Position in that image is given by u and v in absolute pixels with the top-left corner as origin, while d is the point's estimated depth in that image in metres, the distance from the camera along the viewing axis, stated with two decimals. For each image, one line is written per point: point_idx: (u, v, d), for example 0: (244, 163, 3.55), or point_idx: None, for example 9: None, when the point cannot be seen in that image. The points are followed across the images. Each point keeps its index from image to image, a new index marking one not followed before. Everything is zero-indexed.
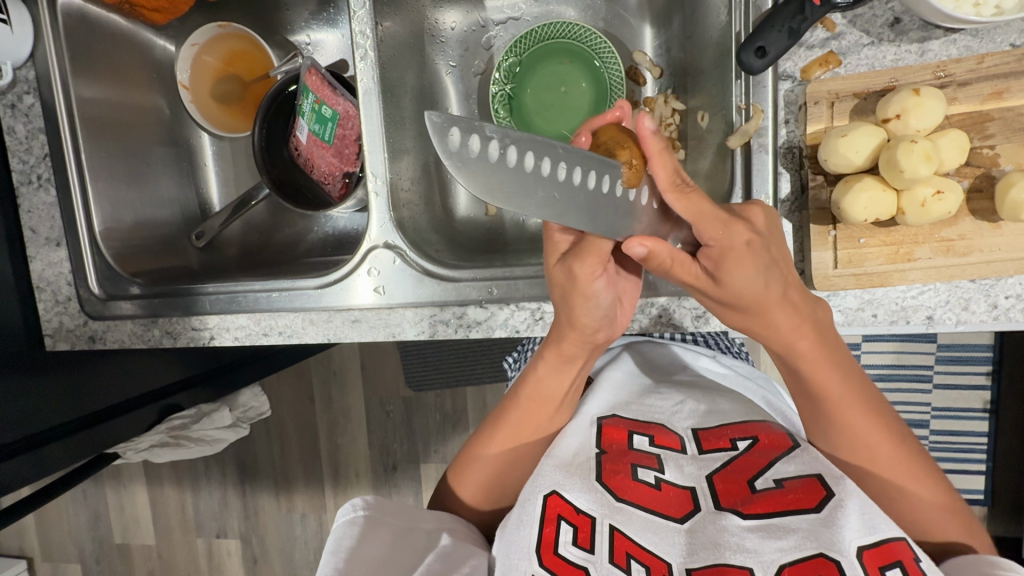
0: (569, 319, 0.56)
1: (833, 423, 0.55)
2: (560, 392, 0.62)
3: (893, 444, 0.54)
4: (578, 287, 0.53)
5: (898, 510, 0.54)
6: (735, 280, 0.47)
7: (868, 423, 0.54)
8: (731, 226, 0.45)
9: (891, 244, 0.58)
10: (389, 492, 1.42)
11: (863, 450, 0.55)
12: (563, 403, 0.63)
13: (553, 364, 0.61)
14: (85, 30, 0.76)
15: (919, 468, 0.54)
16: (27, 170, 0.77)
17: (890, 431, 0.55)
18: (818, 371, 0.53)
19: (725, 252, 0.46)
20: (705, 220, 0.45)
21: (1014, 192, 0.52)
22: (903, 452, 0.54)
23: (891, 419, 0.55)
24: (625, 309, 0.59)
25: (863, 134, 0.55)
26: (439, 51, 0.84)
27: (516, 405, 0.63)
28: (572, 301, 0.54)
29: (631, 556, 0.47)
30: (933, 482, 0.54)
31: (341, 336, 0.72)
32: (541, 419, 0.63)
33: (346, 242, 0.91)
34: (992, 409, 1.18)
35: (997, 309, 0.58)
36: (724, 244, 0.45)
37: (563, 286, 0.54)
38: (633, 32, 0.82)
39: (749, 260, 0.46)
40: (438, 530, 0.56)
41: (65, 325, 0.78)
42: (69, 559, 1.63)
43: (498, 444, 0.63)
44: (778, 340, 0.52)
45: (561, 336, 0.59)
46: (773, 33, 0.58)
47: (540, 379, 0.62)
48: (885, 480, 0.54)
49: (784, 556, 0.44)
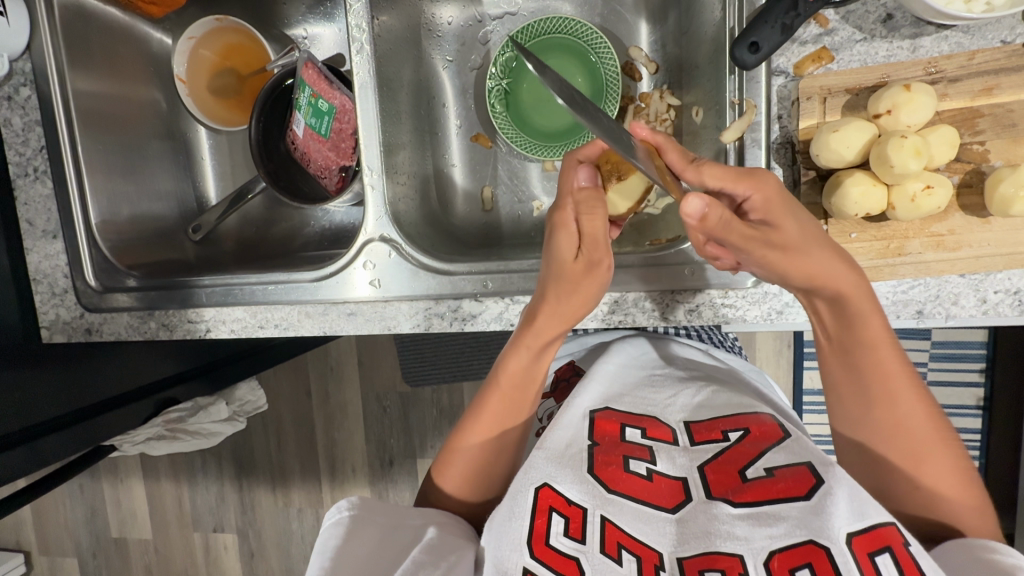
0: (567, 306, 0.60)
1: (866, 379, 0.56)
2: (539, 375, 0.65)
3: (923, 410, 0.54)
4: (592, 274, 0.59)
5: (903, 480, 0.54)
6: (787, 221, 0.52)
7: (905, 388, 0.55)
8: (762, 175, 0.53)
9: (882, 239, 0.58)
10: (387, 487, 1.42)
11: (891, 411, 0.55)
12: (540, 383, 0.66)
13: (534, 352, 0.63)
14: (82, 22, 0.77)
15: (940, 443, 0.54)
16: (24, 162, 0.77)
17: (922, 396, 0.55)
18: (862, 323, 0.55)
19: (768, 198, 0.52)
20: (731, 181, 0.53)
21: (1002, 187, 0.53)
22: (931, 420, 0.54)
23: (924, 388, 0.55)
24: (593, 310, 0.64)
25: (853, 129, 0.56)
26: (435, 46, 0.85)
27: (498, 394, 0.64)
28: (579, 287, 0.60)
29: (622, 546, 0.48)
30: (960, 468, 0.53)
31: (337, 329, 0.73)
32: (524, 402, 0.65)
33: (343, 236, 0.91)
34: (985, 405, 1.19)
35: (986, 304, 0.58)
36: (764, 191, 0.52)
37: (573, 281, 0.60)
38: (628, 28, 0.82)
39: (785, 200, 0.53)
40: (425, 525, 0.56)
41: (61, 317, 0.78)
42: (66, 554, 1.63)
43: (489, 430, 0.63)
44: (828, 285, 0.53)
45: (553, 324, 0.61)
46: (765, 29, 0.58)
47: (521, 366, 0.63)
48: (905, 448, 0.54)
49: (774, 544, 0.44)
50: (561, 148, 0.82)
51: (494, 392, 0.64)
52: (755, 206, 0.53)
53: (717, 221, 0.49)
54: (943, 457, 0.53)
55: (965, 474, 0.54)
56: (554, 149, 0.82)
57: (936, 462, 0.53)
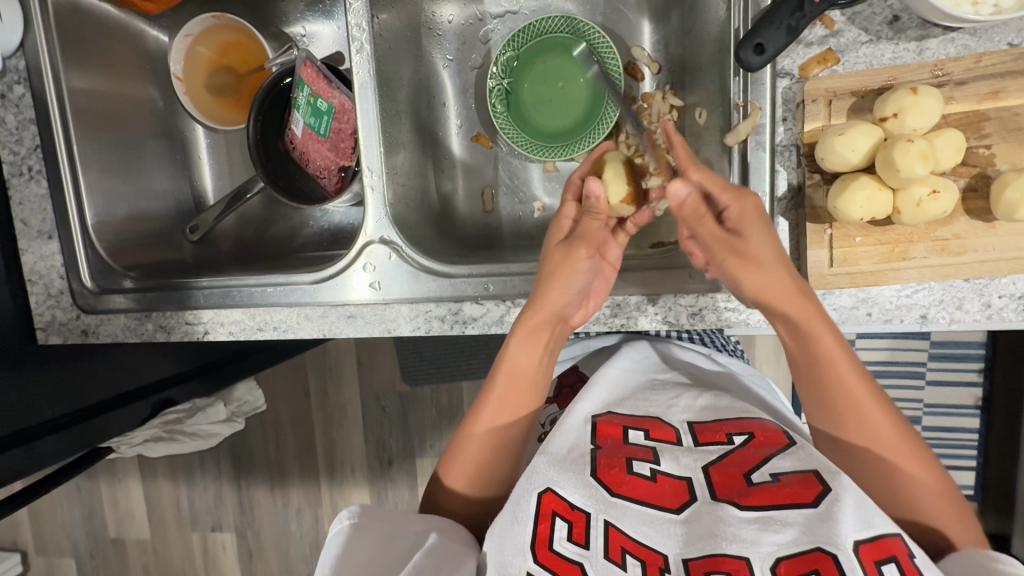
0: (543, 292, 0.62)
1: (829, 393, 0.56)
2: (532, 368, 0.64)
3: (887, 418, 0.55)
4: (567, 260, 0.62)
5: (885, 491, 0.54)
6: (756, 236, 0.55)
7: (870, 403, 0.55)
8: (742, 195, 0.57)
9: (887, 243, 0.58)
10: (385, 487, 1.42)
11: (860, 424, 0.55)
12: (537, 382, 0.65)
13: (524, 342, 0.63)
14: (77, 20, 0.76)
15: (911, 447, 0.55)
16: (18, 161, 0.76)
17: (883, 404, 0.56)
18: (821, 338, 0.55)
19: (743, 210, 0.56)
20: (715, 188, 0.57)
21: (1008, 192, 0.53)
22: (896, 427, 0.55)
23: (881, 390, 0.56)
24: (588, 307, 0.64)
25: (859, 133, 0.55)
26: (436, 45, 0.84)
27: (493, 386, 0.64)
28: (557, 273, 0.62)
29: (626, 551, 0.47)
30: (935, 473, 0.54)
31: (336, 332, 0.72)
32: (519, 399, 0.64)
33: (342, 237, 0.91)
34: (983, 405, 1.18)
35: (990, 308, 0.58)
36: (739, 205, 0.56)
37: (555, 265, 0.63)
38: (631, 27, 0.82)
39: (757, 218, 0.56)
40: (427, 530, 0.56)
41: (57, 319, 0.77)
42: (63, 553, 1.63)
43: (483, 426, 0.63)
44: (783, 301, 0.55)
45: (531, 311, 0.62)
46: (771, 30, 0.58)
47: (514, 356, 0.63)
48: (878, 456, 0.55)
49: (781, 550, 0.44)
50: (564, 149, 0.81)
51: (489, 385, 0.65)
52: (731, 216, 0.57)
53: (692, 211, 0.58)
54: (916, 465, 0.54)
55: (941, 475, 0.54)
56: (556, 149, 0.81)
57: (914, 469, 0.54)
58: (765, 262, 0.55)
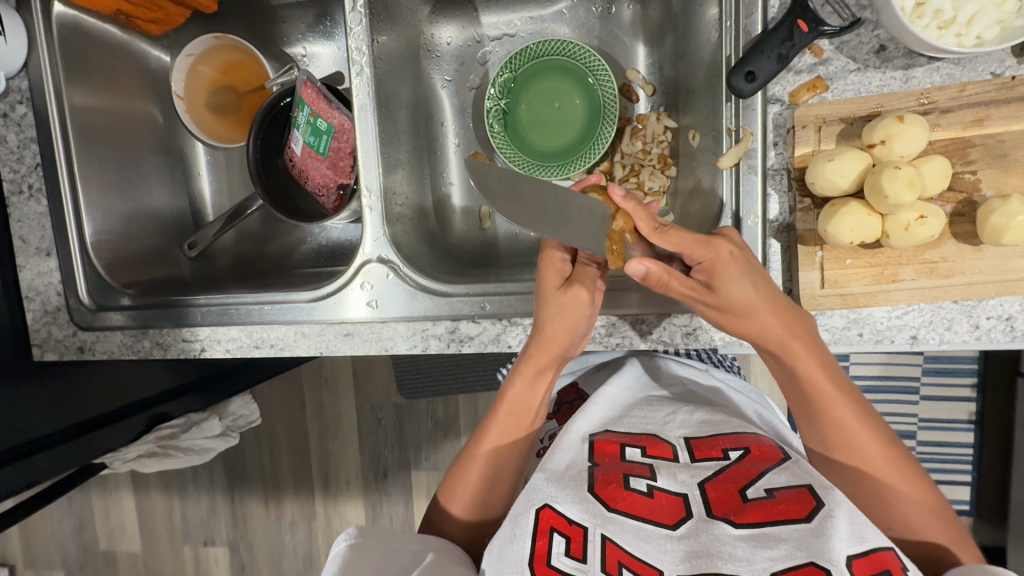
0: (547, 331, 0.62)
1: (822, 420, 0.57)
2: (535, 405, 0.65)
3: (880, 444, 0.56)
4: (567, 301, 0.61)
5: (882, 514, 0.55)
6: (729, 288, 0.54)
7: (858, 422, 0.56)
8: (712, 243, 0.55)
9: (876, 265, 0.59)
10: (379, 499, 1.41)
11: (849, 444, 0.56)
12: (537, 417, 0.66)
13: (528, 379, 0.64)
14: (80, 40, 0.77)
15: (906, 468, 0.55)
16: (18, 179, 0.76)
17: (871, 422, 0.57)
18: (811, 367, 0.56)
19: (714, 264, 0.54)
20: (687, 244, 0.55)
21: (994, 218, 0.54)
22: (890, 450, 0.56)
23: (870, 409, 0.57)
24: (586, 338, 0.65)
25: (848, 159, 0.57)
26: (435, 66, 0.86)
27: (493, 421, 0.65)
28: (557, 315, 0.61)
29: (623, 565, 0.46)
30: (923, 488, 0.55)
31: (333, 350, 0.72)
32: (518, 434, 0.65)
33: (340, 253, 0.92)
34: (977, 420, 1.17)
35: (978, 330, 0.59)
36: (710, 259, 0.54)
37: (555, 306, 0.61)
38: (626, 49, 0.83)
39: (734, 267, 0.54)
40: (424, 550, 0.56)
41: (53, 336, 0.77)
42: (52, 567, 1.60)
43: (484, 461, 0.63)
44: (772, 338, 0.56)
45: (537, 350, 0.63)
46: (762, 59, 0.60)
47: (516, 394, 0.64)
48: (873, 483, 0.55)
49: (775, 565, 0.43)
50: (560, 168, 0.81)
51: (488, 420, 0.65)
52: (703, 270, 0.55)
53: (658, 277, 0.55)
54: (905, 483, 0.55)
55: (933, 495, 0.55)
56: (551, 168, 0.82)
57: (901, 488, 0.55)
58: (745, 313, 0.55)
